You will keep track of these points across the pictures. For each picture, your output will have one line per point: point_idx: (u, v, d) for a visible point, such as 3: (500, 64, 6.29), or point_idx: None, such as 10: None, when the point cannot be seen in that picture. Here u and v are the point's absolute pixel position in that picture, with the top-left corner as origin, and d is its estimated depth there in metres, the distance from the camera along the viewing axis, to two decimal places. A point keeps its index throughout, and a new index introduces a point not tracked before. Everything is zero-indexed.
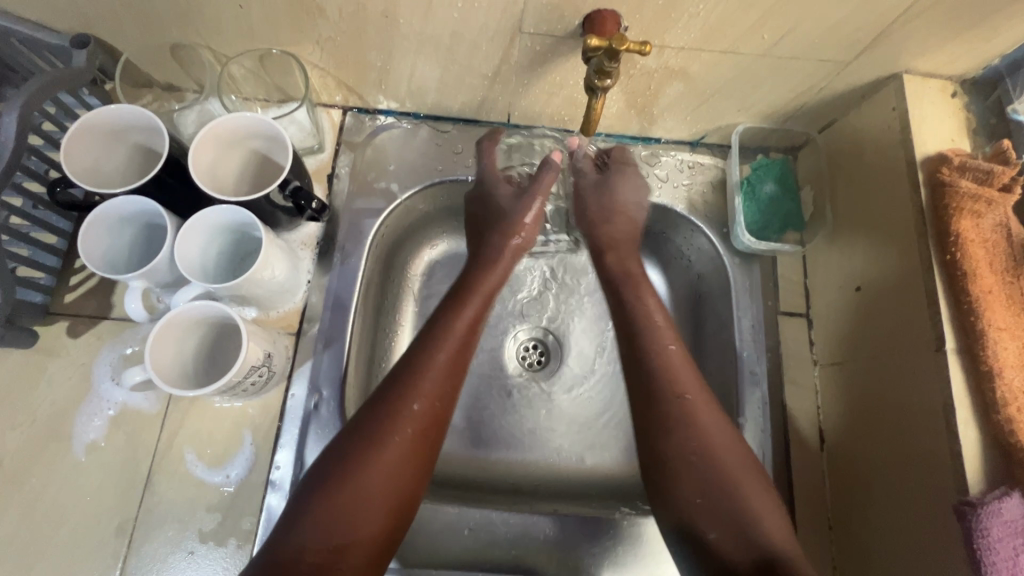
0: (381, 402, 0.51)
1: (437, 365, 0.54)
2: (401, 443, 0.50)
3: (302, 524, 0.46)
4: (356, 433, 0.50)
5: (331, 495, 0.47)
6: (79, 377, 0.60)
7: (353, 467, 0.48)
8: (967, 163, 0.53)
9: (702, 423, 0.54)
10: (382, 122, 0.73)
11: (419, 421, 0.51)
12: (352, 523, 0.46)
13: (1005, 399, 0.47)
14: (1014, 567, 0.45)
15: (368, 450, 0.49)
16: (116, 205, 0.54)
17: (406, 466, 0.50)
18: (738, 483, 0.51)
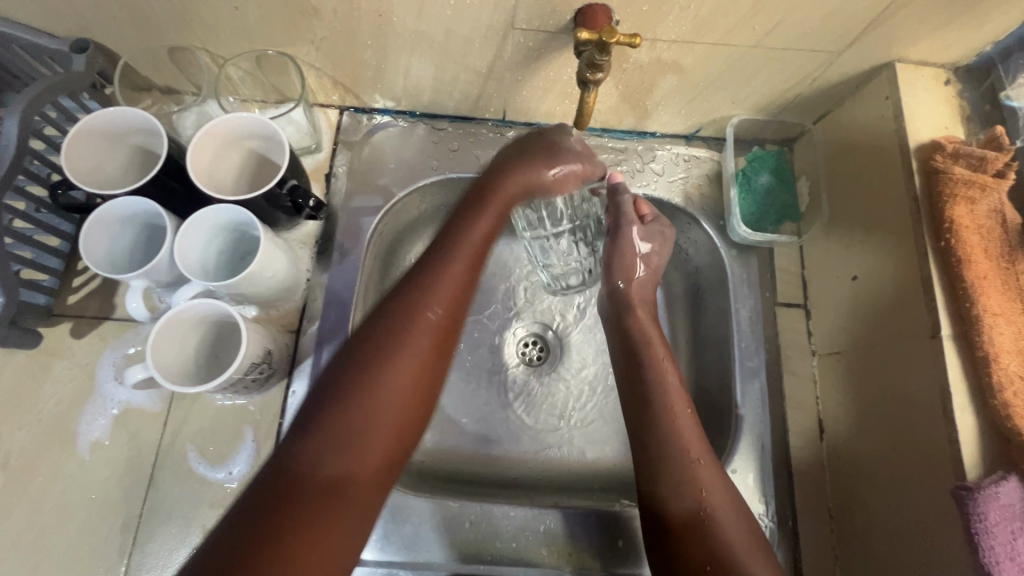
0: (392, 326, 0.50)
1: (443, 284, 0.53)
2: (409, 365, 0.49)
3: (305, 443, 0.44)
4: (363, 350, 0.49)
5: (345, 418, 0.46)
6: (82, 377, 0.61)
7: (366, 389, 0.47)
8: (960, 150, 0.53)
9: (695, 471, 0.53)
10: (379, 121, 0.73)
11: (429, 349, 0.51)
12: (361, 446, 0.45)
13: (1001, 383, 0.48)
14: (1012, 551, 0.45)
15: (380, 373, 0.48)
16: (114, 206, 0.55)
17: (415, 391, 0.49)
18: (730, 540, 0.50)
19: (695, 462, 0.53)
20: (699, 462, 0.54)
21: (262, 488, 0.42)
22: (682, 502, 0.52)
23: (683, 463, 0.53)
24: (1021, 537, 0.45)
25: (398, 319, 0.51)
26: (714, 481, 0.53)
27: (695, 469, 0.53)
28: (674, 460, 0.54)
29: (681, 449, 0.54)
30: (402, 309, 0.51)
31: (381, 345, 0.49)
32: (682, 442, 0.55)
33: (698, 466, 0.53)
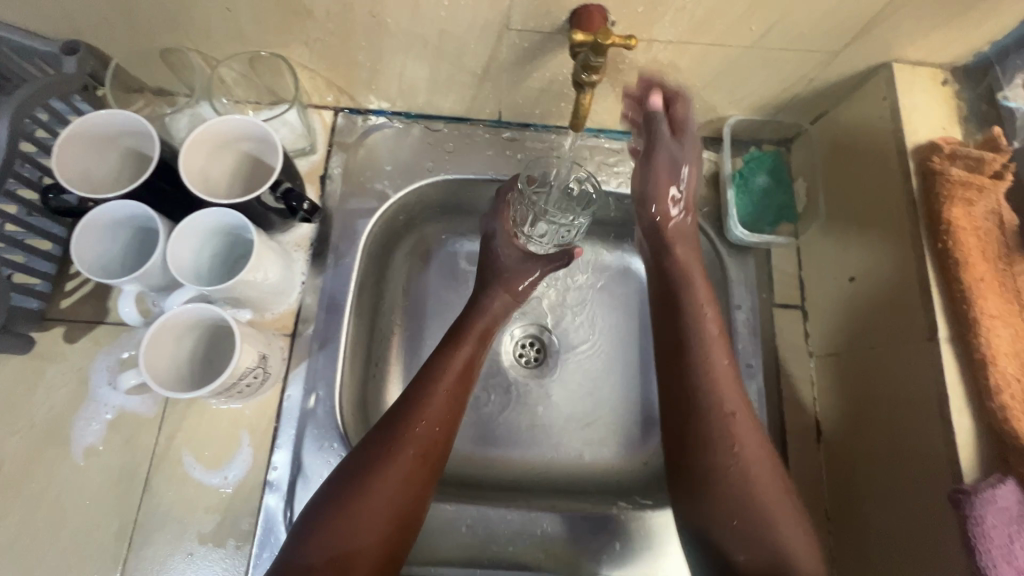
0: (380, 441, 0.52)
1: (430, 405, 0.55)
2: (401, 457, 0.52)
3: (310, 538, 0.47)
4: (361, 457, 0.52)
5: (342, 508, 0.49)
6: (76, 382, 0.60)
7: (364, 485, 0.50)
8: (957, 151, 0.53)
9: (744, 427, 0.55)
10: (374, 122, 0.73)
11: (416, 440, 0.53)
12: (355, 530, 0.48)
13: (999, 386, 0.47)
14: (1010, 554, 0.45)
15: (375, 469, 0.51)
16: (106, 210, 0.54)
17: (405, 489, 0.51)
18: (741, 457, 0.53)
19: (730, 417, 0.55)
20: (741, 419, 0.55)
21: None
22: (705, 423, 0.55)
23: (728, 421, 0.54)
24: (1018, 540, 0.45)
25: (389, 433, 0.53)
26: (755, 439, 0.54)
27: (740, 427, 0.54)
28: (722, 419, 0.55)
29: (726, 411, 0.55)
30: (390, 422, 0.54)
31: (376, 448, 0.52)
32: (738, 430, 0.54)
33: (743, 425, 0.55)
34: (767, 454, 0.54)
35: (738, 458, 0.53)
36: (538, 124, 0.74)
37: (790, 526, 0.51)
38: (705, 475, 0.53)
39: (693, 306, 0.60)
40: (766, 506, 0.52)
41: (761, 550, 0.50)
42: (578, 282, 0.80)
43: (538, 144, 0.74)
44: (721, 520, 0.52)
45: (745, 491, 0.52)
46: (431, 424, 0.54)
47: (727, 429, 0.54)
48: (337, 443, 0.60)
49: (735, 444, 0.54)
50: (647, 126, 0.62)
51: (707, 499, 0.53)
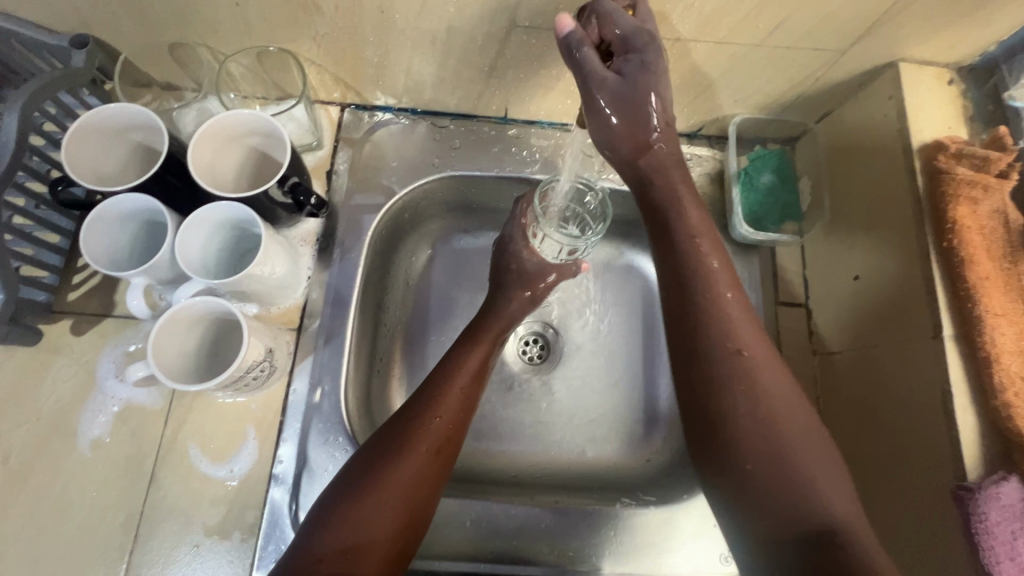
0: (395, 435, 0.53)
1: (446, 400, 0.56)
2: (415, 451, 0.52)
3: (323, 528, 0.47)
4: (377, 449, 0.52)
5: (356, 498, 0.49)
6: (83, 374, 0.60)
7: (378, 478, 0.50)
8: (963, 150, 0.53)
9: (756, 366, 0.48)
10: (380, 118, 0.73)
11: (430, 435, 0.53)
12: (371, 519, 0.48)
13: (1003, 384, 0.47)
14: (1012, 551, 0.45)
15: (389, 462, 0.51)
16: (115, 203, 0.55)
17: (421, 482, 0.51)
18: (767, 392, 0.47)
19: (737, 353, 0.48)
20: (760, 358, 0.48)
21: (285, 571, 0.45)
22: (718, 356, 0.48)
23: (741, 358, 0.48)
24: (1021, 537, 0.45)
25: (404, 428, 0.53)
26: (774, 381, 0.48)
27: (756, 365, 0.48)
28: (734, 353, 0.48)
29: (739, 348, 0.48)
30: (406, 417, 0.54)
31: (390, 442, 0.52)
32: (760, 364, 0.48)
33: (759, 365, 0.48)
34: (795, 397, 0.47)
35: (755, 395, 0.46)
36: (543, 122, 0.74)
37: (830, 481, 0.44)
38: (715, 417, 0.47)
39: (684, 235, 0.53)
40: (795, 452, 0.45)
41: (789, 507, 0.43)
42: (589, 283, 0.80)
43: (542, 141, 0.74)
44: (740, 467, 0.45)
45: (767, 432, 0.45)
46: (446, 420, 0.55)
47: (744, 366, 0.48)
48: (342, 437, 0.61)
49: (744, 386, 0.47)
50: (577, 72, 0.48)
51: (729, 445, 0.46)
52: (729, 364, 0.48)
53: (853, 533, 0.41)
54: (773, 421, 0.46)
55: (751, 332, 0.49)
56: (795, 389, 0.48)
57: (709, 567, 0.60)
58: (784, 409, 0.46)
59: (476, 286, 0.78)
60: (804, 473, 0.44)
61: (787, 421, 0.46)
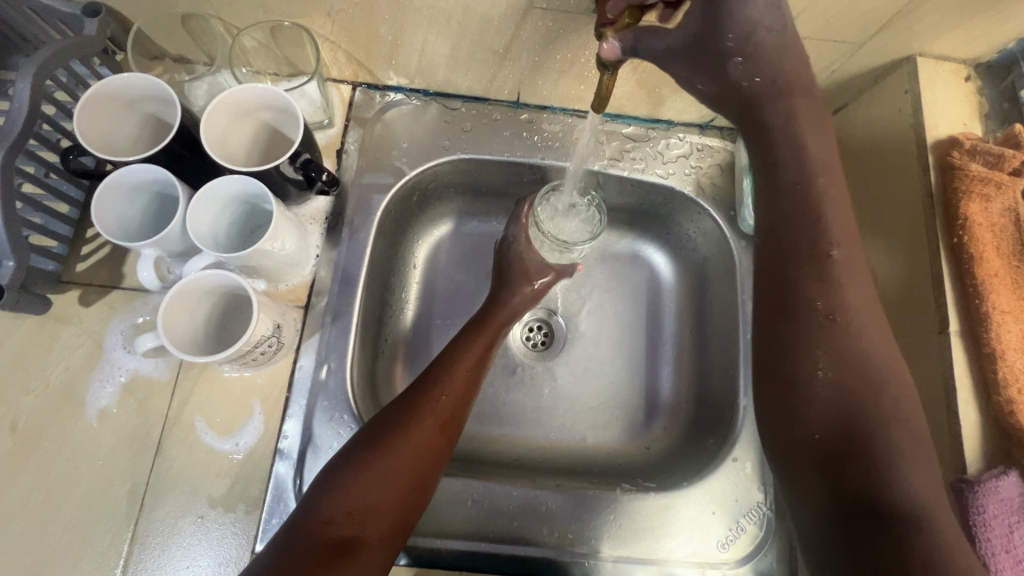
0: (402, 409, 0.54)
1: (453, 378, 0.57)
2: (421, 425, 0.53)
3: (330, 493, 0.48)
4: (385, 420, 0.53)
5: (362, 467, 0.49)
6: (91, 344, 0.61)
7: (384, 448, 0.51)
8: (978, 146, 0.53)
9: (849, 338, 0.47)
10: (392, 98, 0.73)
11: (436, 410, 0.54)
12: (375, 487, 0.49)
13: (1006, 380, 0.48)
14: (1009, 544, 0.45)
15: (395, 434, 0.52)
16: (127, 173, 0.54)
17: (427, 455, 0.52)
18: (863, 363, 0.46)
19: (832, 320, 0.48)
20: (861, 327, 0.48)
21: (290, 534, 0.47)
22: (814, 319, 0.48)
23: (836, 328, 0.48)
24: (1018, 530, 0.45)
25: (410, 402, 0.54)
26: (872, 355, 0.47)
27: (854, 337, 0.47)
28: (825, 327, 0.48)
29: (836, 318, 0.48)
30: (414, 391, 0.55)
31: (396, 415, 0.53)
32: (863, 334, 0.48)
33: (854, 335, 0.47)
34: (894, 366, 0.46)
35: (845, 366, 0.46)
36: (555, 107, 0.74)
37: (914, 462, 0.43)
38: (793, 385, 0.48)
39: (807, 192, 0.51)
40: (876, 425, 0.44)
41: (862, 483, 0.43)
42: (597, 271, 0.80)
43: (554, 126, 0.74)
44: (809, 436, 0.46)
45: (845, 406, 0.45)
46: (451, 397, 0.56)
47: (833, 337, 0.48)
48: (347, 415, 0.61)
49: (827, 346, 0.47)
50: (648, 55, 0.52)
51: (799, 409, 0.47)
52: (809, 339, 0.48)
53: (922, 519, 0.41)
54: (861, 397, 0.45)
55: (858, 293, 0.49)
56: (895, 355, 0.47)
57: (707, 552, 0.61)
58: (882, 381, 0.46)
59: (481, 270, 0.78)
60: (880, 446, 0.43)
61: (881, 391, 0.45)
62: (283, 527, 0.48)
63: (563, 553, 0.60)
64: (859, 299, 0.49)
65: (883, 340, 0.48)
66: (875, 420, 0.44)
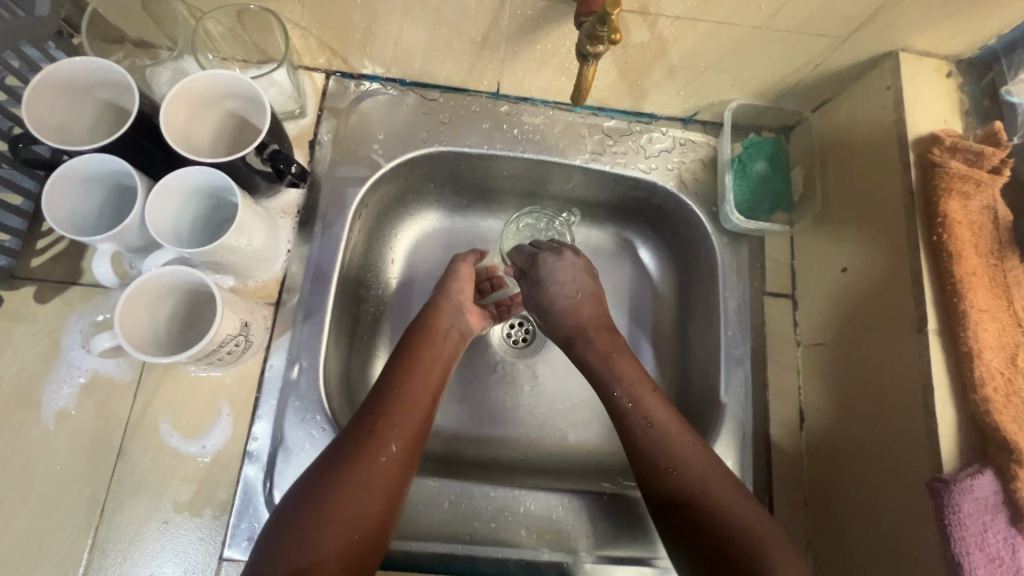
0: (342, 463, 0.50)
1: (402, 407, 0.55)
2: (362, 481, 0.50)
3: (284, 540, 0.46)
4: (335, 457, 0.51)
5: (303, 527, 0.47)
6: (48, 343, 0.58)
7: (326, 507, 0.48)
8: (959, 143, 0.53)
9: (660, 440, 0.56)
10: (367, 88, 0.71)
11: (378, 464, 0.51)
12: (328, 531, 0.47)
13: (982, 379, 0.47)
14: (982, 542, 0.45)
15: (336, 491, 0.49)
16: (80, 164, 0.51)
17: (381, 490, 0.50)
18: (706, 492, 0.53)
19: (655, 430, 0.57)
20: (660, 427, 0.57)
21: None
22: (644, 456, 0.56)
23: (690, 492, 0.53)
24: (992, 528, 0.45)
25: (349, 454, 0.51)
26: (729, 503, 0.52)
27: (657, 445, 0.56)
28: (682, 488, 0.54)
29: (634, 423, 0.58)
30: (364, 423, 0.53)
31: (335, 470, 0.50)
32: (683, 460, 0.55)
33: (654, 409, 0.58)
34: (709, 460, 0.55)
35: (693, 487, 0.53)
36: (536, 99, 0.72)
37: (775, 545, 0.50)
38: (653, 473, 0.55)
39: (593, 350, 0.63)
40: (720, 509, 0.52)
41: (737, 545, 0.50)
42: None
43: (535, 119, 0.72)
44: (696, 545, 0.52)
45: (684, 470, 0.54)
46: (395, 450, 0.52)
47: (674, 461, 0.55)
48: (320, 416, 0.59)
49: (664, 459, 0.55)
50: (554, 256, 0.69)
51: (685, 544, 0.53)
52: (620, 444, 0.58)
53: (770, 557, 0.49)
54: (700, 505, 0.52)
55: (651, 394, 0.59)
56: (715, 463, 0.55)
57: None
58: (721, 492, 0.53)
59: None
60: (726, 524, 0.51)
61: (715, 492, 0.53)
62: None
63: (541, 555, 0.59)
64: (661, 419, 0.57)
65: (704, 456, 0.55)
66: (716, 495, 0.53)
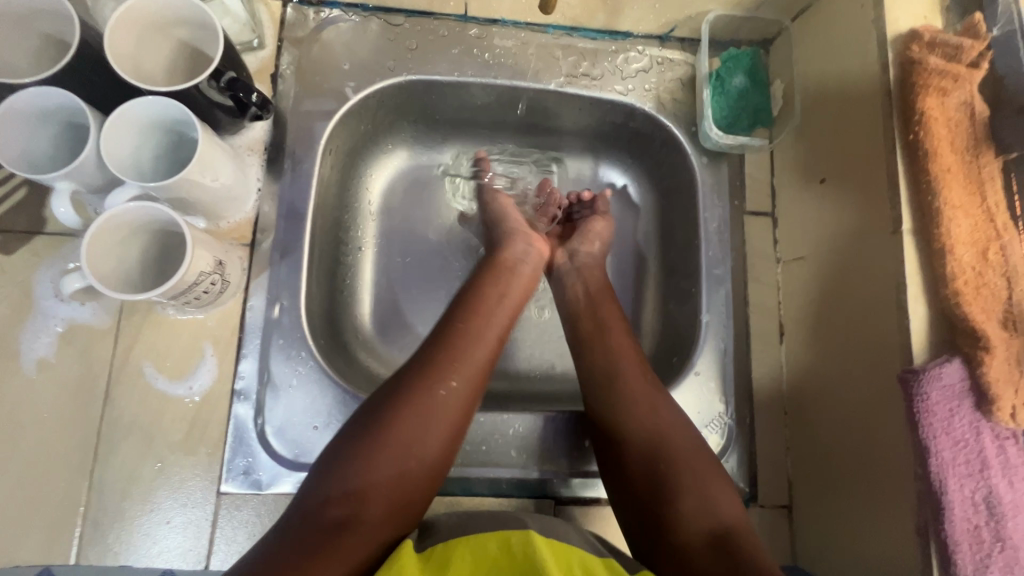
0: (404, 393, 0.50)
1: (468, 360, 0.53)
2: (422, 411, 0.49)
3: (331, 474, 0.46)
4: (389, 398, 0.50)
5: (364, 456, 0.47)
6: (18, 294, 0.57)
7: (386, 436, 0.48)
8: (937, 38, 0.51)
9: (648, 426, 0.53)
10: (327, 15, 0.67)
11: (441, 397, 0.50)
12: (377, 473, 0.47)
13: (954, 273, 0.48)
14: (949, 426, 0.47)
15: (396, 420, 0.48)
16: (26, 98, 0.48)
17: (432, 441, 0.49)
18: (673, 453, 0.51)
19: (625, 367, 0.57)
20: (631, 385, 0.56)
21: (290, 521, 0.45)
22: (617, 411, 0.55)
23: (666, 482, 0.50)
24: (958, 413, 0.47)
25: (413, 385, 0.50)
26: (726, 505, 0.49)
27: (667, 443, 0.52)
28: (651, 445, 0.52)
29: (609, 379, 0.57)
30: (424, 367, 0.52)
31: (398, 402, 0.50)
32: (657, 419, 0.54)
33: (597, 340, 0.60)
34: (669, 415, 0.54)
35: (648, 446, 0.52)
36: (506, 21, 0.69)
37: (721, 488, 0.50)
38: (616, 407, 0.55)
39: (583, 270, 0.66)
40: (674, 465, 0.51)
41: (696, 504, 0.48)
42: None
43: (506, 41, 0.69)
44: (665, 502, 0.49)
45: (647, 454, 0.52)
46: (461, 385, 0.52)
47: (669, 471, 0.50)
48: (304, 352, 0.59)
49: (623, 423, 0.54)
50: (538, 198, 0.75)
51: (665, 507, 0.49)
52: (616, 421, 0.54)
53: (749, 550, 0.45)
54: (666, 468, 0.51)
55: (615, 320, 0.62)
56: (674, 418, 0.54)
57: None
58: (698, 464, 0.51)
59: (446, 234, 0.75)
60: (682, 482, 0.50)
61: (680, 453, 0.51)
62: (281, 518, 0.46)
63: (530, 473, 0.62)
64: (684, 447, 0.52)
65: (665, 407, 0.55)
66: (678, 462, 0.51)
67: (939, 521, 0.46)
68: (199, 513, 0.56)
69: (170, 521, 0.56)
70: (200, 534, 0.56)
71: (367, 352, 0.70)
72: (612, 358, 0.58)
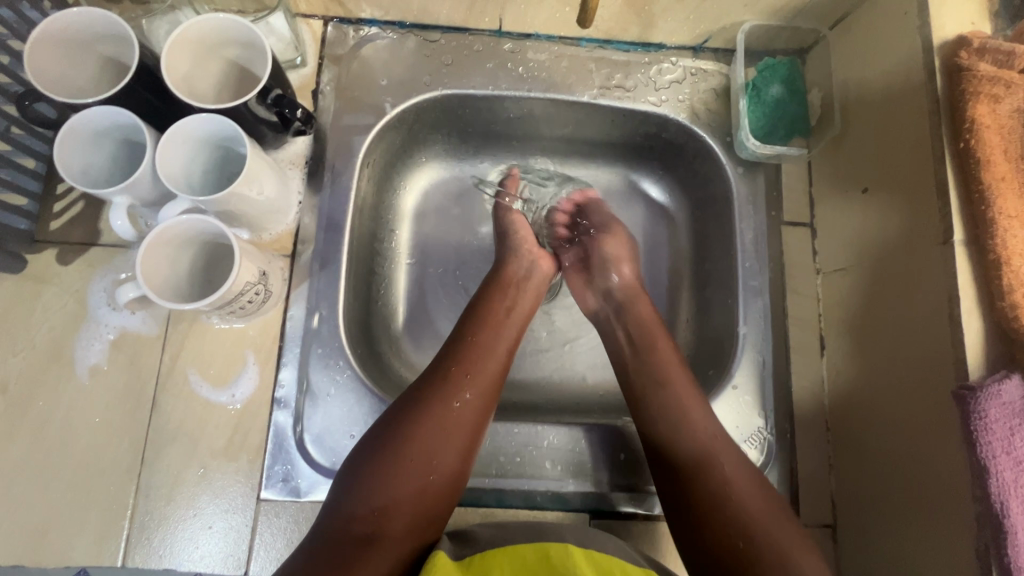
0: (419, 406, 0.51)
1: (479, 374, 0.54)
2: (438, 425, 0.50)
3: (353, 488, 0.47)
4: (405, 412, 0.51)
5: (383, 471, 0.47)
6: (74, 303, 0.59)
7: (404, 450, 0.48)
8: (988, 44, 0.50)
9: (711, 470, 0.51)
10: (366, 33, 0.69)
11: (455, 408, 0.51)
12: (397, 487, 0.47)
13: (1012, 285, 0.46)
14: (1009, 446, 0.45)
15: (414, 434, 0.49)
16: (89, 116, 0.51)
17: (448, 455, 0.50)
18: (735, 496, 0.50)
19: (674, 392, 0.56)
20: (691, 412, 0.55)
21: (318, 538, 0.45)
22: (677, 453, 0.53)
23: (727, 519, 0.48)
24: (1019, 432, 0.45)
25: (428, 399, 0.51)
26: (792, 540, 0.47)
27: (719, 489, 0.50)
28: (714, 488, 0.50)
29: (662, 403, 0.56)
30: (437, 382, 0.52)
31: (414, 416, 0.50)
32: (711, 451, 0.52)
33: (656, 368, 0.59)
34: (730, 455, 0.52)
35: (712, 492, 0.50)
36: (539, 35, 0.70)
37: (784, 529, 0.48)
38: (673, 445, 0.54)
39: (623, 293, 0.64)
40: (737, 497, 0.49)
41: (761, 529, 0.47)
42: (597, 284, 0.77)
43: (540, 55, 0.70)
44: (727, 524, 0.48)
45: (707, 494, 0.50)
46: (472, 398, 0.52)
47: (729, 500, 0.49)
48: (342, 361, 0.60)
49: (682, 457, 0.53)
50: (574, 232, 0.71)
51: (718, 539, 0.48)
52: (682, 454, 0.53)
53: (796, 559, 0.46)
54: (733, 514, 0.48)
55: (660, 340, 0.61)
56: (735, 454, 0.53)
57: None
58: (752, 500, 0.49)
59: (475, 241, 0.75)
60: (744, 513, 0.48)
61: (739, 487, 0.50)
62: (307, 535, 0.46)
63: (564, 486, 0.61)
64: (744, 488, 0.50)
65: (710, 421, 0.55)
66: (739, 502, 0.49)
67: (1001, 546, 0.44)
68: (240, 519, 0.57)
69: (211, 527, 0.57)
70: (240, 539, 0.57)
71: (401, 362, 0.70)
72: (663, 380, 0.57)
